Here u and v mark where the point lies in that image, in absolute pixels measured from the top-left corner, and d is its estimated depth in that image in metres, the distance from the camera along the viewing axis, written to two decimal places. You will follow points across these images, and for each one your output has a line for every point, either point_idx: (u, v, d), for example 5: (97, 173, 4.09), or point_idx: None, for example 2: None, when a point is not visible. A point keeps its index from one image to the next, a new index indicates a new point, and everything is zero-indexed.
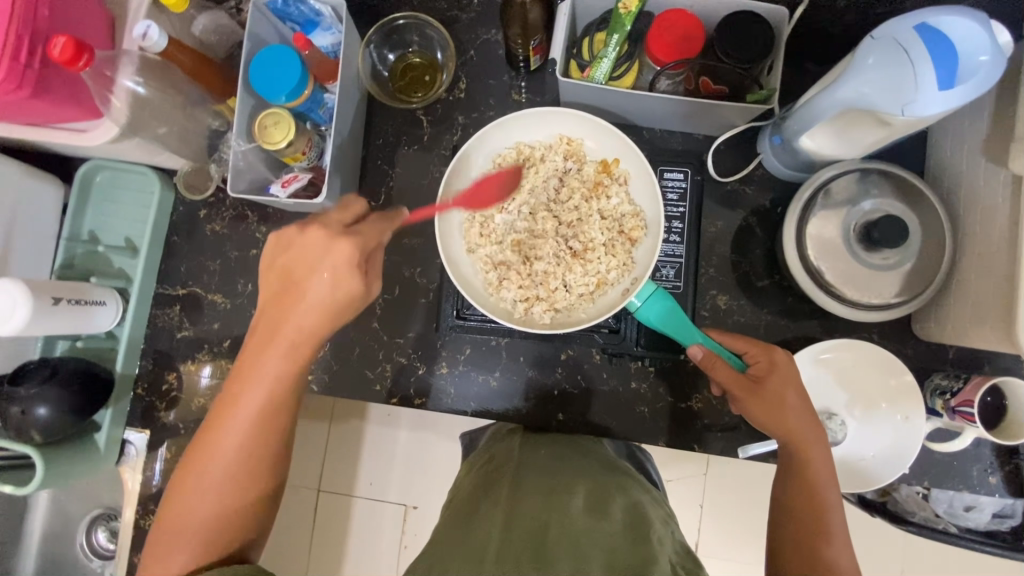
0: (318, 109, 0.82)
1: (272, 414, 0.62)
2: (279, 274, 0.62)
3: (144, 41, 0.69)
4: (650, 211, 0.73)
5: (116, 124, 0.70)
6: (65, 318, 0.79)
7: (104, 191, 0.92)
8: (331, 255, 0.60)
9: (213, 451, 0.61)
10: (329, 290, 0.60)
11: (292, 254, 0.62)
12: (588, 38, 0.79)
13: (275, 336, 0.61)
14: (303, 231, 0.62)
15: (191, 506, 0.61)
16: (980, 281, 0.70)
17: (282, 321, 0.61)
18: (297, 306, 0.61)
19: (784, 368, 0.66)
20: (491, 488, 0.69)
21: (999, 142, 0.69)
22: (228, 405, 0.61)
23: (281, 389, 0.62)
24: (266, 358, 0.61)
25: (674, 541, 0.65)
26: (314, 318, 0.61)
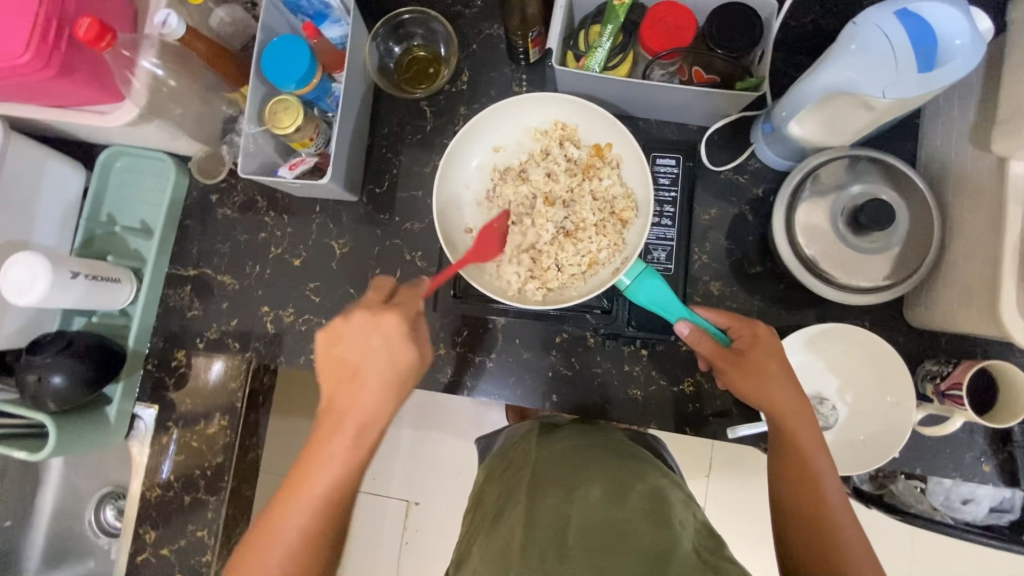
0: (326, 97, 0.86)
1: (329, 510, 0.63)
2: (336, 365, 0.65)
3: (164, 28, 0.73)
4: (640, 194, 0.75)
5: (137, 106, 0.74)
6: (82, 291, 0.83)
7: (124, 176, 0.96)
8: (384, 329, 0.65)
9: (272, 538, 0.62)
10: (388, 364, 0.64)
11: (344, 345, 0.65)
12: (583, 30, 0.83)
13: (342, 423, 0.64)
14: (349, 318, 0.65)
15: None
16: (969, 264, 0.71)
17: (343, 406, 0.64)
18: (357, 392, 0.64)
19: (766, 339, 0.68)
20: (513, 490, 0.71)
21: (986, 126, 0.70)
22: (283, 507, 0.63)
23: (339, 481, 0.63)
24: (328, 448, 0.63)
25: (695, 520, 0.65)
26: (376, 399, 0.64)
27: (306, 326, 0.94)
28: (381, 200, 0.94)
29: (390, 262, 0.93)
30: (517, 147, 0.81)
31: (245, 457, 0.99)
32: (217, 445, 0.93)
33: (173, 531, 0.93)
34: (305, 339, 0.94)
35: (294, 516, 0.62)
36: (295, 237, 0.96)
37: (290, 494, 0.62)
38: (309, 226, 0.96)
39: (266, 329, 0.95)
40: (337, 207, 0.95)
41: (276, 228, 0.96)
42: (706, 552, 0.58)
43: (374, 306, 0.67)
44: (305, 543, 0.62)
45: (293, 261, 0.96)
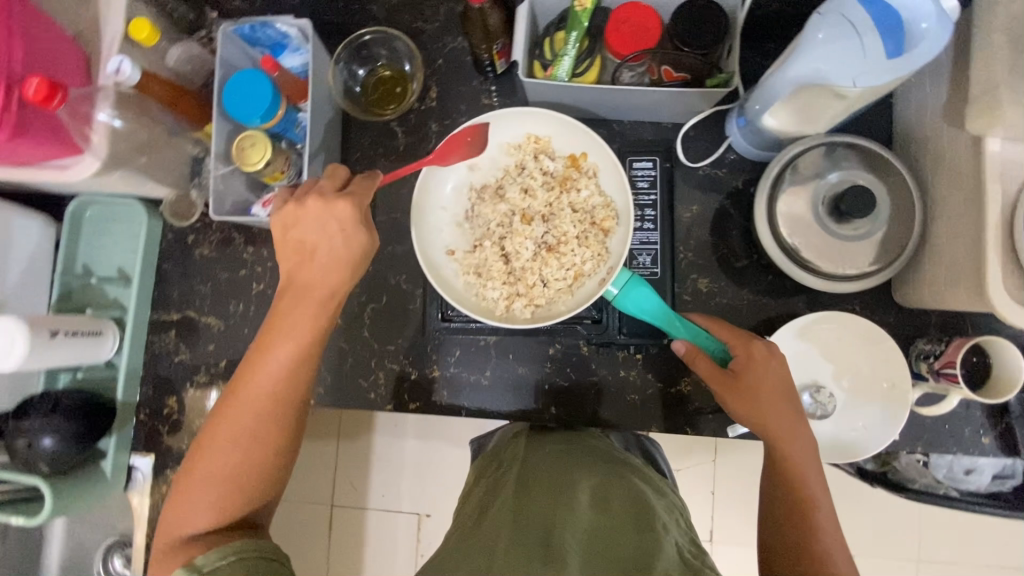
0: (293, 128, 0.84)
1: (295, 379, 0.68)
2: (293, 247, 0.68)
3: (118, 75, 0.72)
4: (619, 201, 0.75)
5: (98, 160, 0.72)
6: (63, 349, 0.81)
7: (95, 225, 0.94)
8: (339, 215, 0.68)
9: (241, 401, 0.67)
10: (342, 250, 0.68)
11: (301, 227, 0.68)
12: (548, 38, 0.82)
13: (301, 297, 0.68)
14: (303, 203, 0.68)
15: (217, 453, 0.66)
16: (953, 242, 0.70)
17: (303, 281, 0.68)
18: (315, 268, 0.68)
19: (762, 361, 0.68)
20: (498, 495, 0.71)
21: (960, 103, 0.70)
22: (251, 368, 0.67)
23: (301, 351, 0.67)
24: (290, 317, 0.67)
25: (679, 529, 0.66)
26: (332, 274, 0.68)
27: None
28: None
29: (375, 288, 0.92)
30: (491, 163, 0.80)
31: None
32: None
33: None
34: None
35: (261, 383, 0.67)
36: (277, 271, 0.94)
37: (257, 357, 0.67)
38: None
39: None
40: None
41: (255, 263, 0.94)
42: (690, 556, 0.60)
43: (327, 193, 0.69)
44: (272, 404, 0.67)
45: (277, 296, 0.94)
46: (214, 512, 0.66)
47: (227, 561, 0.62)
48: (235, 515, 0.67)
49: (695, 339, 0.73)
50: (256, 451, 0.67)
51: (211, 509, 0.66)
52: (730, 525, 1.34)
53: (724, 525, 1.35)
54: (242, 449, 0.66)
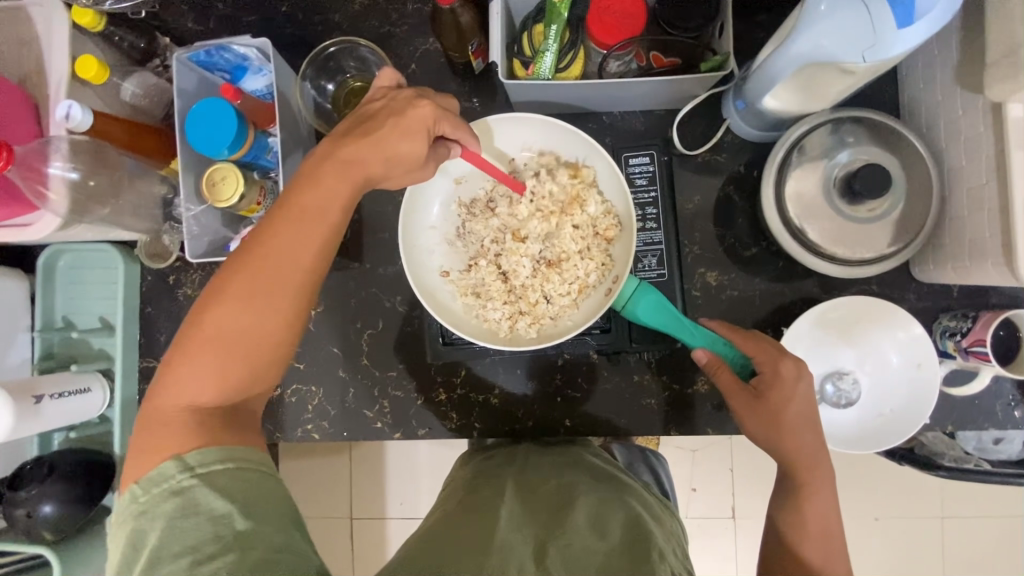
0: (264, 154, 0.79)
1: (321, 252, 0.57)
2: (356, 120, 0.60)
3: (68, 121, 0.67)
4: (620, 206, 0.71)
5: (58, 216, 0.68)
6: (51, 414, 0.78)
7: (70, 275, 0.90)
8: (415, 111, 0.59)
9: (260, 258, 0.55)
10: (403, 139, 0.59)
11: (376, 109, 0.60)
12: (526, 32, 0.76)
13: (347, 167, 0.58)
14: (397, 86, 0.61)
15: (223, 316, 0.54)
16: (976, 216, 0.66)
17: (353, 146, 0.58)
18: (372, 138, 0.58)
19: (790, 383, 0.64)
20: (487, 494, 0.70)
21: (974, 65, 0.65)
22: (272, 229, 0.56)
23: (332, 221, 0.58)
24: (329, 182, 0.57)
25: (677, 558, 0.62)
26: (384, 155, 0.59)
27: (297, 395, 0.88)
28: (347, 249, 0.88)
29: (370, 313, 0.87)
30: (479, 175, 0.75)
31: None
32: None
33: None
34: (298, 409, 0.88)
35: (284, 243, 0.56)
36: None
37: (288, 215, 0.56)
38: None
39: None
40: None
41: None
42: None
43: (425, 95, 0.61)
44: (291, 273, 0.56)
45: None
46: (215, 383, 0.55)
47: (222, 466, 0.53)
48: (235, 397, 0.56)
49: (713, 347, 0.70)
50: (267, 322, 0.55)
51: (213, 380, 0.55)
52: (753, 503, 1.33)
53: (746, 503, 1.33)
54: (253, 316, 0.55)
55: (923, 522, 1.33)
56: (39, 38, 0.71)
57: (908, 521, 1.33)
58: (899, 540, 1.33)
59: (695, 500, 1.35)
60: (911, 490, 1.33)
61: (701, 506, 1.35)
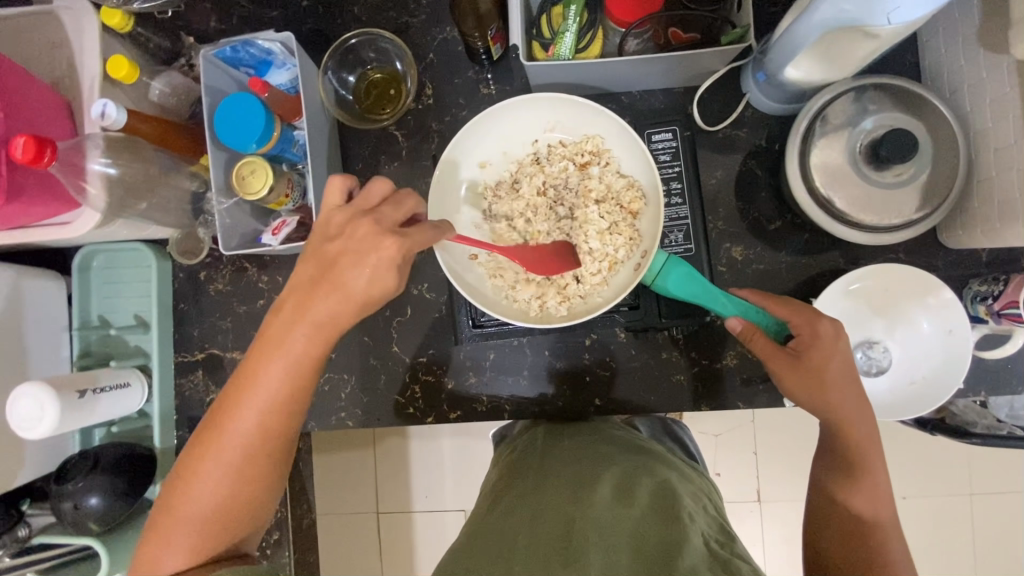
0: (291, 147, 0.80)
1: (286, 411, 0.58)
2: (317, 261, 0.58)
3: (104, 119, 0.69)
4: (645, 180, 0.71)
5: (98, 211, 0.70)
6: (93, 408, 0.80)
7: (104, 275, 0.92)
8: (375, 251, 0.56)
9: (226, 429, 0.57)
10: (364, 287, 0.56)
11: (335, 242, 0.57)
12: (544, 15, 0.77)
13: (300, 324, 0.57)
14: (350, 222, 0.57)
15: (198, 488, 0.58)
16: (1005, 176, 0.66)
17: (308, 305, 0.57)
18: (329, 292, 0.56)
19: (829, 340, 0.65)
20: (515, 484, 0.73)
21: (997, 26, 0.65)
22: (236, 401, 0.57)
23: (293, 382, 0.58)
24: (286, 346, 0.57)
25: (707, 515, 0.66)
26: (339, 310, 0.56)
27: (329, 384, 0.89)
28: None
29: (399, 301, 0.89)
30: (503, 158, 0.76)
31: (299, 523, 0.95)
32: (269, 522, 0.89)
33: None
34: (331, 399, 0.89)
35: (249, 412, 0.57)
36: None
37: (243, 389, 0.57)
38: None
39: None
40: None
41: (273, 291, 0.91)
42: (718, 546, 0.59)
43: (385, 220, 0.57)
44: (257, 439, 0.58)
45: None
46: (190, 548, 0.58)
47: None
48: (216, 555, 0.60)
49: (746, 314, 0.71)
50: (239, 492, 0.59)
51: (189, 549, 0.58)
52: (779, 484, 1.33)
53: (771, 485, 1.33)
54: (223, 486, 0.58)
55: (952, 500, 1.32)
56: (70, 40, 0.73)
57: (936, 499, 1.32)
58: (927, 518, 1.33)
59: (719, 484, 1.35)
60: (939, 467, 1.32)
61: (725, 489, 1.35)
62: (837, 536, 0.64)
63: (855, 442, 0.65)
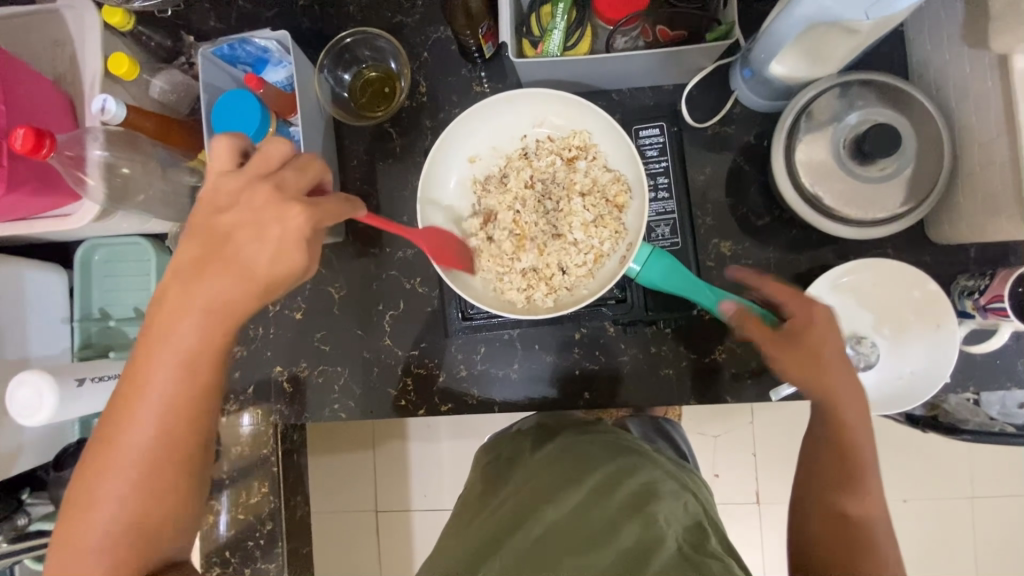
0: (286, 143, 0.83)
1: (190, 398, 0.56)
2: (208, 240, 0.55)
3: (103, 114, 0.71)
4: (630, 174, 0.73)
5: (97, 202, 0.73)
6: (93, 396, 0.81)
7: (105, 268, 0.94)
8: (270, 225, 0.54)
9: (121, 433, 0.55)
10: (260, 262, 0.55)
11: (227, 217, 0.55)
12: (534, 13, 0.79)
13: (188, 311, 0.55)
14: (243, 189, 0.55)
15: (99, 499, 0.55)
16: (987, 170, 0.67)
17: (203, 280, 0.54)
18: (223, 271, 0.55)
19: (823, 324, 0.66)
20: (505, 486, 0.75)
21: (978, 22, 0.66)
22: (133, 391, 0.55)
23: (193, 362, 0.55)
24: (178, 325, 0.55)
25: (684, 516, 0.65)
26: (237, 291, 0.55)
27: (324, 376, 0.91)
28: (367, 234, 0.90)
29: (392, 295, 0.90)
30: (492, 152, 0.78)
31: (294, 515, 0.96)
32: (263, 513, 0.90)
33: None
34: (325, 391, 0.91)
35: (143, 412, 0.55)
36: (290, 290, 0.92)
37: (132, 388, 0.55)
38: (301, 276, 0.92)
39: (284, 389, 0.92)
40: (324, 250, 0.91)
41: None
42: (692, 549, 0.60)
43: (284, 187, 0.55)
44: (161, 430, 0.55)
45: (293, 315, 0.92)
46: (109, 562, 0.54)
47: None
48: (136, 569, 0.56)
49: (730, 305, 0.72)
50: (146, 504, 0.55)
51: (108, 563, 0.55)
52: (777, 485, 1.32)
53: (769, 486, 1.33)
54: (128, 495, 0.55)
55: (953, 503, 1.31)
56: (73, 38, 0.75)
57: (937, 502, 1.31)
58: (927, 521, 1.32)
59: (717, 485, 1.35)
60: (940, 470, 1.31)
61: (723, 491, 1.35)
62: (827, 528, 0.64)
63: (841, 429, 0.65)
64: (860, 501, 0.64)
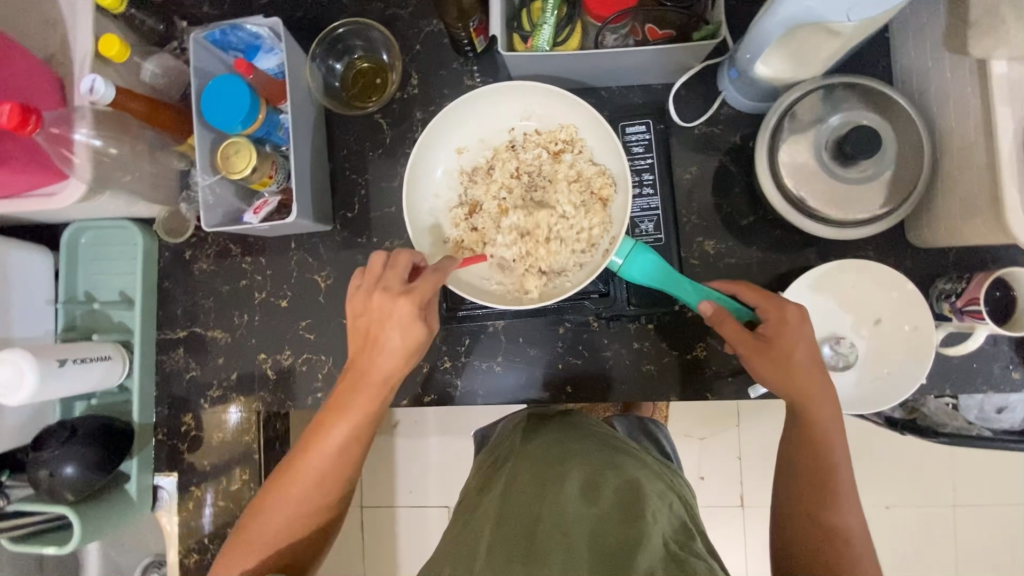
0: (276, 130, 0.82)
1: (352, 455, 0.67)
2: (360, 328, 0.66)
3: (92, 95, 0.71)
4: (615, 168, 0.73)
5: (83, 182, 0.72)
6: (73, 377, 0.81)
7: (92, 251, 0.94)
8: (396, 315, 0.64)
9: (298, 471, 0.66)
10: (402, 339, 0.64)
11: (372, 304, 0.65)
12: (524, 9, 0.80)
13: (363, 383, 0.65)
14: (371, 295, 0.64)
15: (270, 519, 0.66)
16: (965, 174, 0.68)
17: (364, 370, 0.65)
18: (376, 354, 0.65)
19: (795, 324, 0.67)
20: (489, 489, 0.67)
21: (959, 28, 0.67)
22: (308, 449, 0.66)
23: (359, 432, 0.66)
24: (356, 395, 0.65)
25: (671, 516, 0.60)
26: (395, 366, 0.65)
27: (308, 365, 0.91)
28: (355, 224, 0.91)
29: None
30: (479, 144, 0.79)
31: None
32: (243, 500, 0.90)
33: None
34: (310, 379, 0.91)
35: (316, 459, 0.66)
36: (277, 278, 0.92)
37: (311, 439, 0.66)
38: (288, 264, 0.92)
39: (267, 376, 0.92)
40: (311, 239, 0.92)
41: (255, 272, 0.93)
42: (675, 546, 0.55)
43: (390, 283, 0.65)
44: (326, 478, 0.66)
45: (279, 304, 0.92)
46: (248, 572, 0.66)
47: None
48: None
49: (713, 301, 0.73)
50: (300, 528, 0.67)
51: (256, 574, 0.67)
52: (761, 489, 1.33)
53: (754, 490, 1.33)
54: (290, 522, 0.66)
55: (935, 510, 1.31)
56: (65, 19, 0.75)
57: (919, 509, 1.32)
58: (909, 528, 1.32)
59: (702, 488, 1.35)
60: (923, 477, 1.32)
61: (708, 493, 1.35)
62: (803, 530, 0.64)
63: (806, 416, 0.67)
64: (840, 515, 0.63)
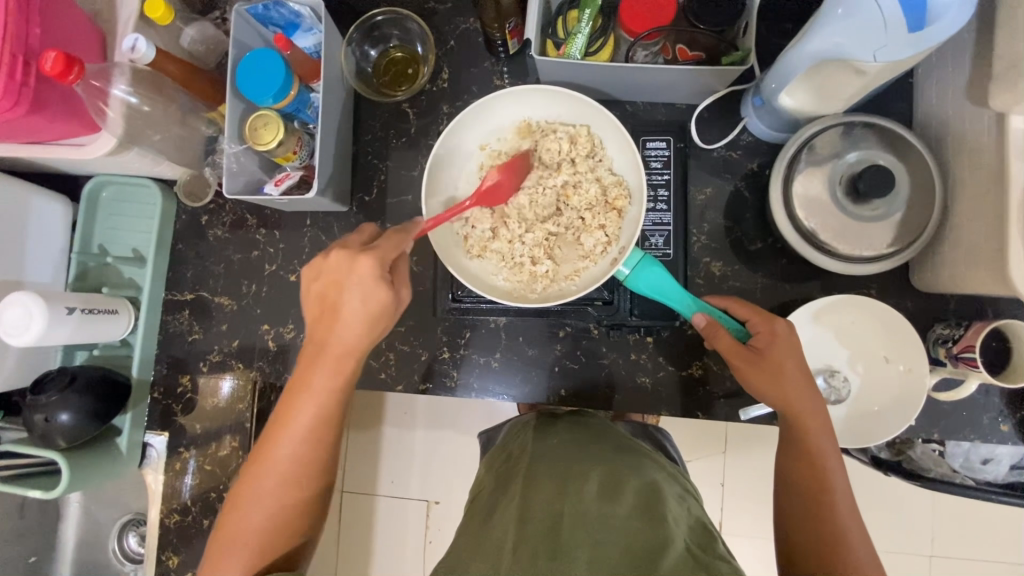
0: (305, 108, 0.84)
1: (322, 434, 0.67)
2: (318, 299, 0.67)
3: (133, 53, 0.73)
4: (632, 180, 0.75)
5: (114, 136, 0.75)
6: (79, 326, 0.82)
7: (111, 206, 0.95)
8: (359, 274, 0.64)
9: (268, 457, 0.66)
10: (362, 302, 0.65)
11: (329, 279, 0.66)
12: (561, 17, 0.82)
13: (320, 354, 0.67)
14: (328, 257, 0.66)
15: (250, 506, 0.66)
16: (973, 223, 0.69)
17: (322, 342, 0.67)
18: (332, 325, 0.66)
19: (785, 339, 0.69)
20: (508, 485, 0.66)
21: (981, 81, 0.69)
22: (275, 435, 0.67)
23: (324, 411, 0.67)
24: (313, 375, 0.66)
25: (689, 517, 0.61)
26: (360, 333, 0.66)
27: None
28: (371, 208, 0.92)
29: None
30: (502, 142, 0.81)
31: None
32: (230, 467, 0.91)
33: (194, 556, 0.91)
34: None
35: (287, 438, 0.66)
36: (288, 253, 0.94)
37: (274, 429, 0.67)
38: (301, 240, 0.94)
39: (268, 348, 0.93)
40: (327, 219, 0.93)
41: (268, 245, 0.94)
42: (700, 550, 0.55)
43: (353, 247, 0.66)
44: (300, 461, 0.66)
45: (288, 278, 0.94)
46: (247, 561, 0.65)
47: None
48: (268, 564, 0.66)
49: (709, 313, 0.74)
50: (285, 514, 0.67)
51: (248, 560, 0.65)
52: (741, 518, 1.33)
53: (734, 518, 1.33)
54: (269, 509, 0.66)
55: (912, 559, 1.31)
56: None
57: (896, 555, 1.32)
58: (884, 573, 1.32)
59: None
60: (902, 524, 1.32)
61: None
62: (812, 547, 0.63)
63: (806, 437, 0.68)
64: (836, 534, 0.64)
